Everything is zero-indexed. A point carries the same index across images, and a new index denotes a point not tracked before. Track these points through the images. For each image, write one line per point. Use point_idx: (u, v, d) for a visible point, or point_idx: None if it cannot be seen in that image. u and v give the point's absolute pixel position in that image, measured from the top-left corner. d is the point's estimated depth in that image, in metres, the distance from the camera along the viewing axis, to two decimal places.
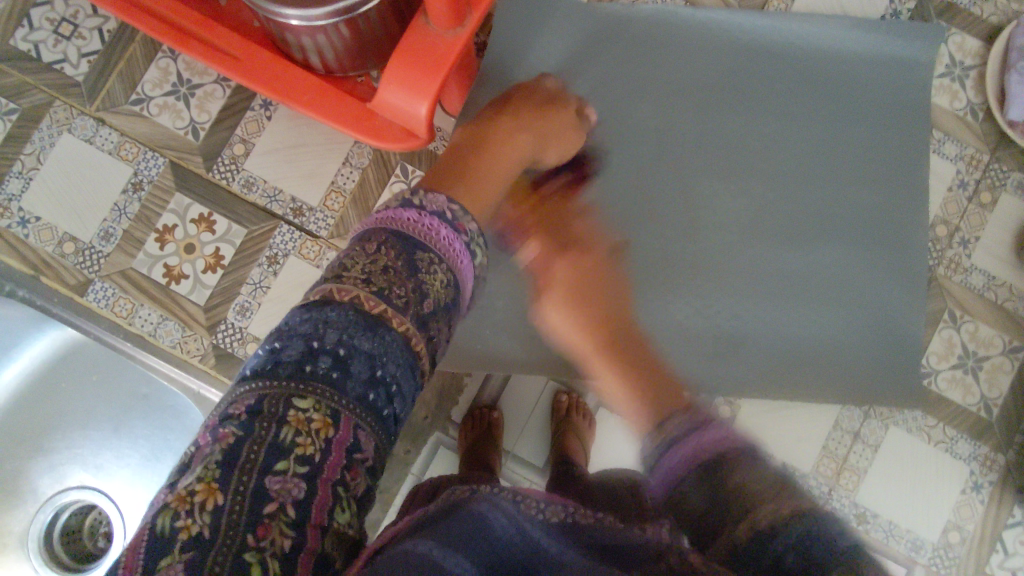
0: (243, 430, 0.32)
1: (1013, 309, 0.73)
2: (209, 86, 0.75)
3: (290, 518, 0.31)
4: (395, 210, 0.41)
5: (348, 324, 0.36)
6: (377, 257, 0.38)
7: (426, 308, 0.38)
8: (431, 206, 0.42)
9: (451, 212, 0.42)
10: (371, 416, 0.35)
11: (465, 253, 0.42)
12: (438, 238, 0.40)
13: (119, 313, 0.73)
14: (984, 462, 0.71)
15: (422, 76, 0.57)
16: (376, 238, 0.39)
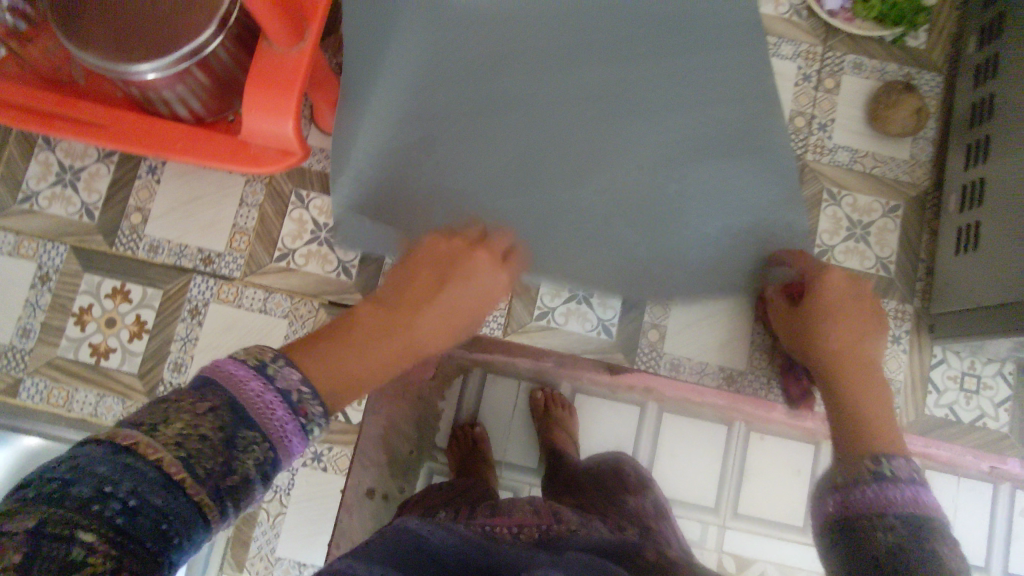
0: (25, 550, 0.22)
1: (882, 174, 0.79)
2: (92, 166, 0.77)
3: None
4: (237, 363, 0.32)
5: (147, 475, 0.26)
6: (198, 421, 0.29)
7: (228, 486, 0.28)
8: (284, 381, 0.33)
9: (300, 392, 0.33)
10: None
11: (298, 432, 0.32)
12: (270, 415, 0.31)
13: (56, 403, 0.73)
14: (897, 315, 0.76)
15: (279, 95, 0.60)
16: (211, 394, 0.30)
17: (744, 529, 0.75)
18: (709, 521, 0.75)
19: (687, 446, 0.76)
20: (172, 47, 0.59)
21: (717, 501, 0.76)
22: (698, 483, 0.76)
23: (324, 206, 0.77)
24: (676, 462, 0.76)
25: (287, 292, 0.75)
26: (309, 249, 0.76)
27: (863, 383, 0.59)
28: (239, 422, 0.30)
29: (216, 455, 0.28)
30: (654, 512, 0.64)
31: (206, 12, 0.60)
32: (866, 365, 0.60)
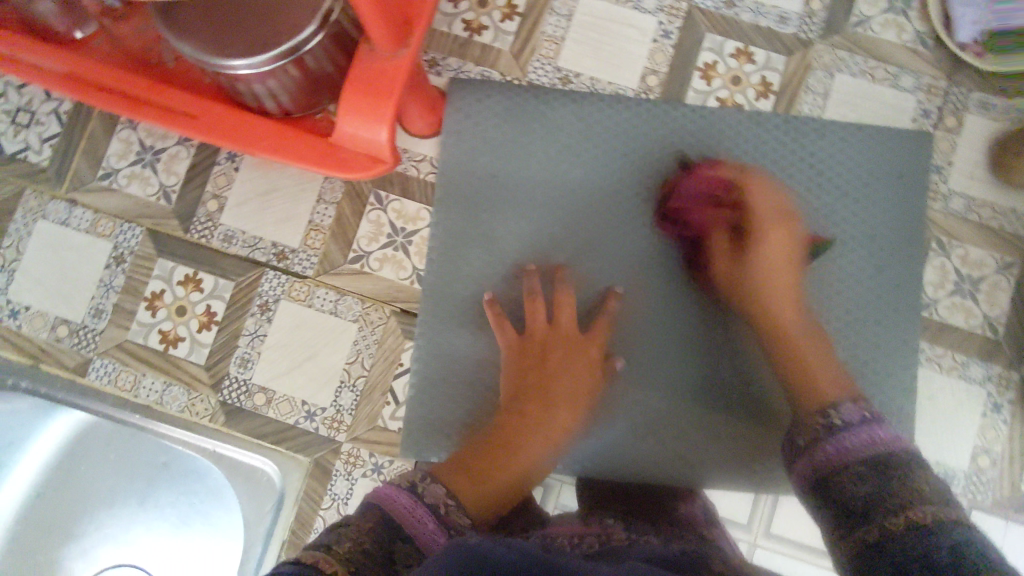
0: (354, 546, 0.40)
1: (999, 226, 0.73)
2: (172, 148, 0.76)
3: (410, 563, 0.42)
4: (393, 489, 0.46)
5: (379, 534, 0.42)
6: (360, 536, 0.41)
7: (398, 548, 0.42)
8: (429, 496, 0.46)
9: (443, 505, 0.46)
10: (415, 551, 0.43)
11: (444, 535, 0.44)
12: (418, 519, 0.44)
13: (123, 387, 0.73)
14: (999, 381, 0.71)
15: (375, 102, 0.58)
16: (391, 520, 0.43)
17: (776, 550, 0.75)
18: (742, 538, 0.75)
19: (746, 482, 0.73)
20: (271, 44, 0.57)
21: (751, 519, 0.75)
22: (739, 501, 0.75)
23: (403, 210, 0.74)
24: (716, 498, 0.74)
25: (359, 296, 0.73)
26: (384, 253, 0.74)
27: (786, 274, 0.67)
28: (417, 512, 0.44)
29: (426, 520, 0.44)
30: (706, 517, 0.63)
31: (308, 8, 0.58)
32: (785, 265, 0.67)
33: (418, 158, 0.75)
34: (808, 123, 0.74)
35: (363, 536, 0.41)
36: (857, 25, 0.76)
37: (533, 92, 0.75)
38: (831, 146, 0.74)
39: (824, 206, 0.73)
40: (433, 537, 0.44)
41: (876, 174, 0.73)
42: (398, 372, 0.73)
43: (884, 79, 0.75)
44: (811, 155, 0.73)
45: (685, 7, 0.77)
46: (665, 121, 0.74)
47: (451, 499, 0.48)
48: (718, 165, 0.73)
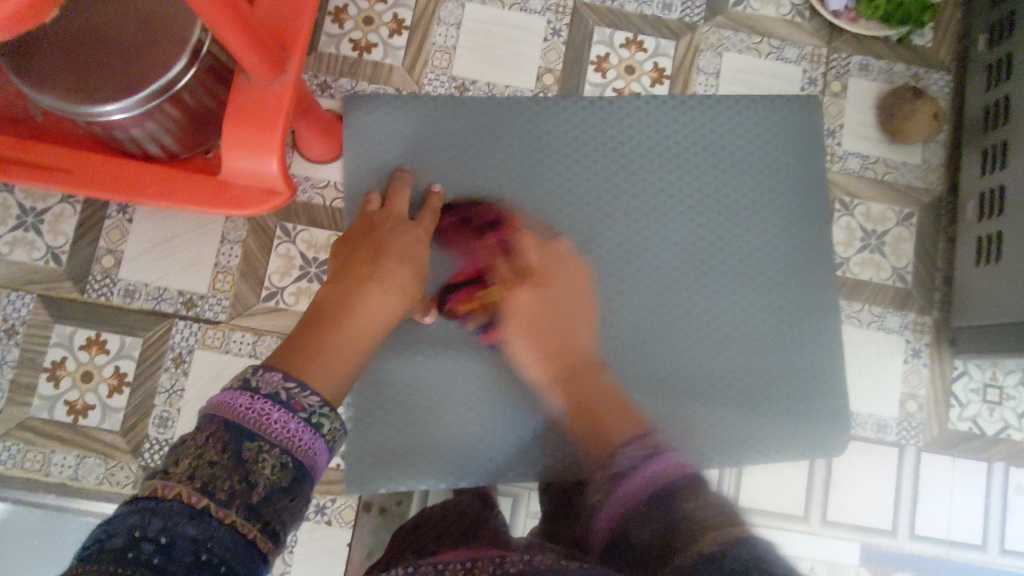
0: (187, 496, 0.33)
1: (894, 180, 0.76)
2: (56, 207, 0.71)
3: (276, 486, 0.36)
4: (230, 391, 0.38)
5: (226, 454, 0.35)
6: (204, 456, 0.35)
7: (254, 494, 0.35)
8: (268, 385, 0.39)
9: (286, 390, 0.40)
10: (280, 468, 0.37)
11: (309, 431, 0.39)
12: (273, 423, 0.38)
13: (32, 468, 0.68)
14: (915, 327, 0.74)
15: (261, 132, 0.55)
16: (226, 424, 0.36)
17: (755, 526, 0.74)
18: None
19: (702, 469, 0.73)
20: (138, 85, 0.54)
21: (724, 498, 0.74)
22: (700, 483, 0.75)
23: (313, 239, 0.72)
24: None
25: (278, 334, 0.70)
26: (299, 286, 0.71)
27: (551, 329, 0.66)
28: (283, 410, 0.39)
29: (291, 417, 0.39)
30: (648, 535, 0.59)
31: (173, 43, 0.55)
32: (547, 318, 0.66)
33: (321, 184, 0.73)
34: (703, 103, 0.75)
35: (204, 454, 0.35)
36: (737, 5, 0.78)
37: (430, 102, 0.73)
38: (728, 122, 0.75)
39: (731, 181, 0.74)
40: (297, 433, 0.38)
41: (774, 144, 0.75)
42: None
43: (769, 54, 0.78)
44: (714, 133, 0.74)
45: (570, 4, 0.77)
46: (565, 118, 0.74)
47: (293, 381, 0.41)
48: (623, 154, 0.74)
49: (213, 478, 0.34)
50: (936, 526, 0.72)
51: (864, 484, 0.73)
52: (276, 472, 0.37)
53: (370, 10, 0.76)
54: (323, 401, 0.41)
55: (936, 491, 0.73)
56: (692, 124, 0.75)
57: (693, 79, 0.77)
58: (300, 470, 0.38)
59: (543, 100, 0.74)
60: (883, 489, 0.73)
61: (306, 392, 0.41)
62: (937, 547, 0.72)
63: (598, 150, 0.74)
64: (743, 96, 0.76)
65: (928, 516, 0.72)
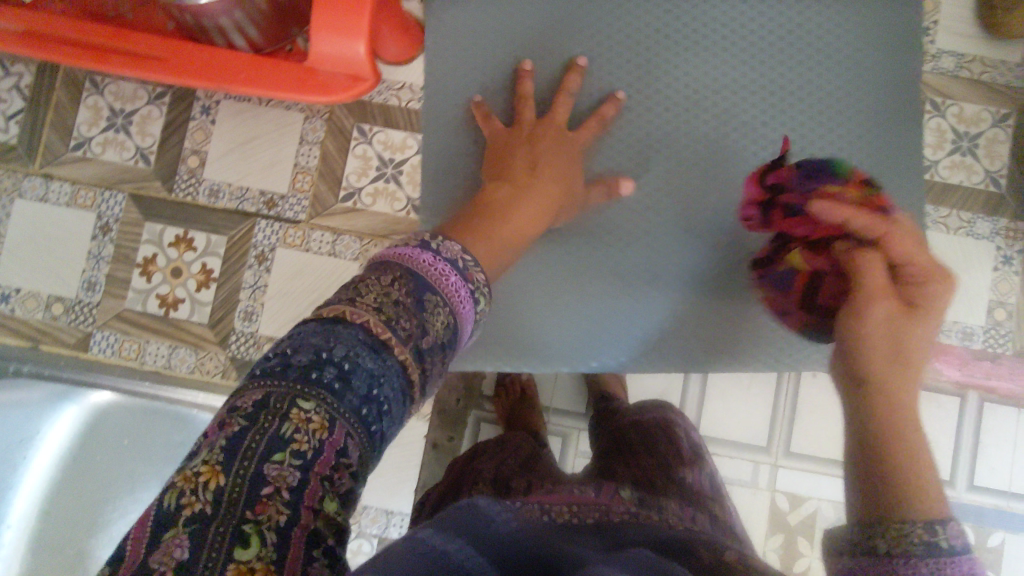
0: (368, 334, 0.30)
1: (991, 80, 0.72)
2: (144, 109, 0.73)
3: (430, 344, 0.33)
4: (411, 248, 0.36)
5: (402, 299, 0.32)
6: (388, 290, 0.32)
7: (425, 344, 0.33)
8: (447, 252, 0.37)
9: (463, 262, 0.37)
10: (443, 330, 0.34)
11: (471, 301, 0.36)
12: (448, 282, 0.35)
13: (129, 356, 0.71)
14: (1006, 235, 0.71)
15: (350, 13, 0.56)
16: (398, 270, 0.34)
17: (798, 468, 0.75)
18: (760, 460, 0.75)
19: (737, 390, 0.75)
20: None
21: (768, 440, 0.75)
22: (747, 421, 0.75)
23: (389, 140, 0.72)
24: (724, 406, 0.75)
25: (356, 234, 0.72)
26: (376, 187, 0.72)
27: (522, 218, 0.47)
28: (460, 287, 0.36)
29: (460, 284, 0.36)
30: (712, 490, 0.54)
31: None
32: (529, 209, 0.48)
33: (397, 86, 0.73)
34: None
35: (389, 287, 0.33)
36: None
37: None
38: None
39: None
40: (462, 299, 0.36)
41: None
42: None
43: None
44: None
45: None
46: None
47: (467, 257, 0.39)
48: None
49: (397, 308, 0.32)
50: (999, 479, 0.71)
51: (928, 429, 0.72)
52: (443, 329, 0.34)
53: None
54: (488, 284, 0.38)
55: (998, 440, 0.71)
56: None
57: None
58: (456, 337, 0.35)
59: None
60: (944, 433, 0.72)
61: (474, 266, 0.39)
62: (998, 498, 0.71)
63: None
64: None
65: (990, 466, 0.71)
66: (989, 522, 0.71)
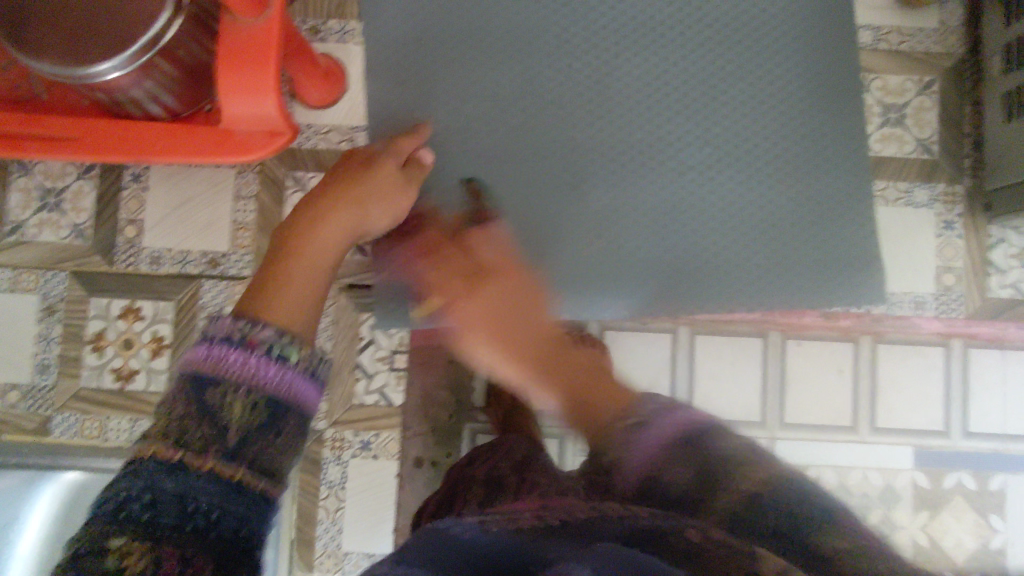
0: (195, 415, 0.32)
1: (910, 49, 0.72)
2: (73, 184, 0.72)
3: (245, 438, 0.32)
4: (192, 351, 0.33)
5: (196, 399, 0.32)
6: (174, 411, 0.32)
7: (234, 442, 0.32)
8: (220, 330, 0.34)
9: (242, 329, 0.34)
10: (268, 428, 0.33)
11: (279, 369, 0.34)
12: (234, 366, 0.33)
13: (91, 434, 0.71)
14: (946, 200, 0.71)
15: (255, 73, 0.55)
16: (192, 382, 0.33)
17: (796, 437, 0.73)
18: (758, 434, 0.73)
19: (726, 362, 0.73)
20: (129, 41, 0.55)
21: (763, 413, 0.73)
22: (741, 396, 0.73)
23: None
24: (716, 382, 0.73)
25: None
26: None
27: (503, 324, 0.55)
28: (243, 361, 0.33)
29: (250, 360, 0.34)
30: None
31: None
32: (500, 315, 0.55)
33: (325, 129, 0.72)
34: None
35: (174, 405, 0.32)
36: None
37: None
38: None
39: None
40: (267, 376, 0.34)
41: None
42: (361, 346, 0.72)
43: None
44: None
45: None
46: None
47: (245, 321, 0.35)
48: None
49: (224, 399, 0.32)
50: (991, 422, 0.72)
51: (914, 381, 0.73)
52: (252, 415, 0.33)
53: None
54: (281, 334, 0.35)
55: (988, 382, 0.72)
56: None
57: None
58: (278, 410, 0.34)
59: None
60: (933, 388, 0.73)
61: (261, 326, 0.35)
62: (993, 441, 0.72)
63: None
64: None
65: (981, 411, 0.72)
66: (993, 467, 0.72)
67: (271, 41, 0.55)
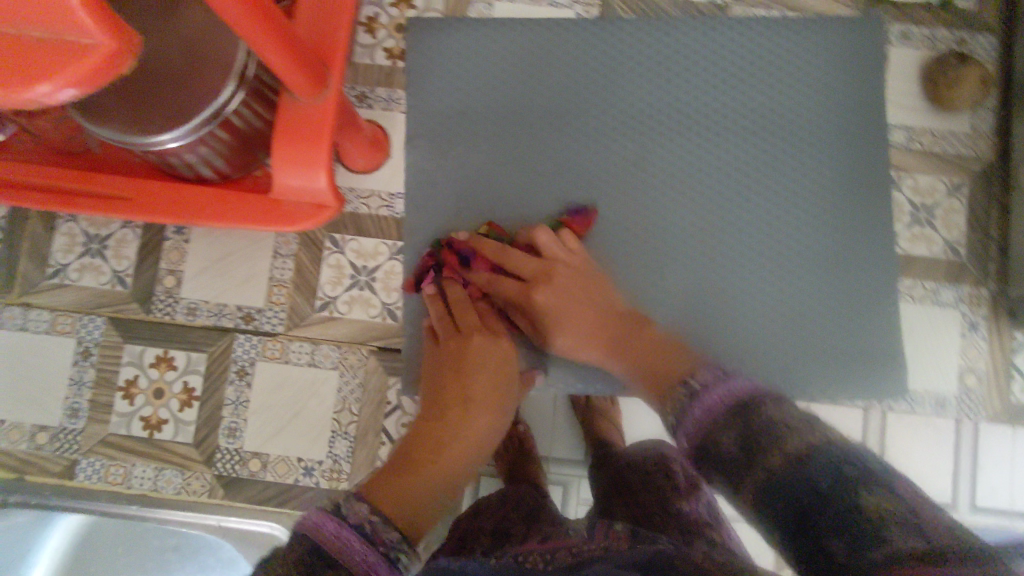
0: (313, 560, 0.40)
1: (942, 151, 0.74)
2: (118, 233, 0.74)
3: None
4: (319, 515, 0.43)
5: (311, 555, 0.40)
6: (296, 555, 0.40)
7: None
8: (354, 515, 0.44)
9: (371, 523, 0.44)
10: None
11: (378, 561, 0.42)
12: (348, 547, 0.41)
13: (115, 481, 0.72)
14: (971, 301, 0.72)
15: (310, 150, 0.57)
16: (314, 542, 0.41)
17: None
18: None
19: None
20: (191, 112, 0.56)
21: None
22: None
23: (361, 248, 0.74)
24: None
25: (335, 343, 0.73)
26: (351, 295, 0.73)
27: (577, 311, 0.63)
28: (350, 538, 0.42)
29: (358, 543, 0.42)
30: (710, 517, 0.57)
31: (220, 69, 0.57)
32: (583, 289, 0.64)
33: (366, 194, 0.74)
34: (747, 74, 0.73)
35: (296, 555, 0.40)
36: None
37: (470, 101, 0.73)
38: (775, 93, 0.72)
39: (784, 158, 0.71)
40: (369, 562, 0.41)
41: (821, 115, 0.72)
42: (387, 411, 0.72)
43: (817, 20, 0.74)
44: (766, 109, 0.72)
45: None
46: (607, 105, 0.72)
47: (376, 516, 0.45)
48: (666, 137, 0.72)
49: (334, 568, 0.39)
50: (999, 500, 0.71)
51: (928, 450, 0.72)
52: None
53: (401, 17, 0.77)
54: (399, 538, 0.45)
55: (997, 459, 0.72)
56: (740, 104, 0.72)
57: (735, 44, 0.74)
58: None
59: (574, 89, 0.73)
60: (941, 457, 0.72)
61: (386, 526, 0.45)
62: (999, 518, 0.71)
63: (635, 133, 0.72)
64: (799, 74, 0.73)
65: (989, 489, 0.71)
66: None
67: (327, 118, 0.57)
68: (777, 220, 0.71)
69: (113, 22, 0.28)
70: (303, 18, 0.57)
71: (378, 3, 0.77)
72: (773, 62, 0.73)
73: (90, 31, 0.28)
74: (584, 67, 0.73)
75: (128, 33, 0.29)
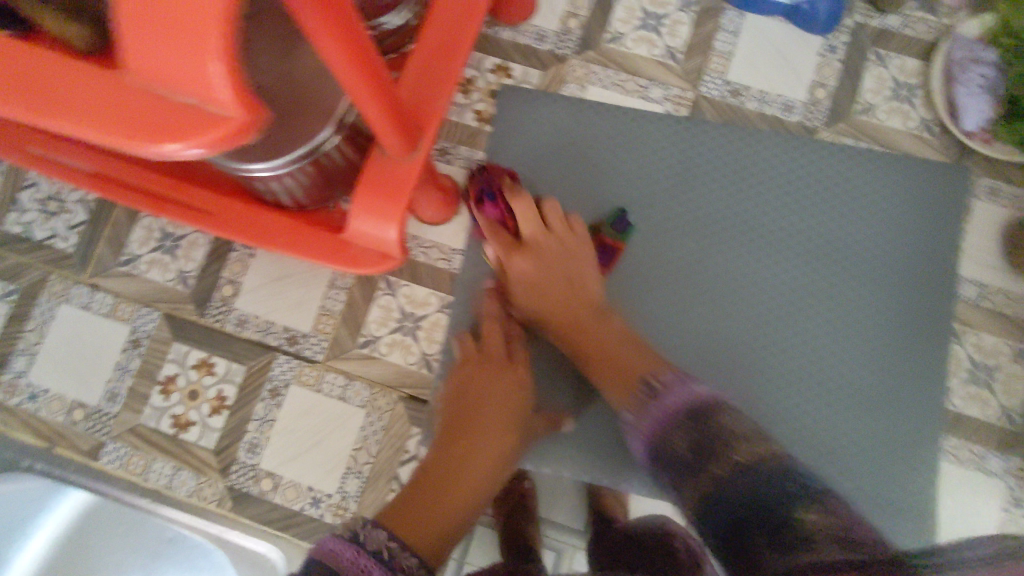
0: None
1: (1013, 315, 0.72)
2: (191, 235, 0.78)
3: None
4: (340, 542, 0.41)
5: None
6: None
7: None
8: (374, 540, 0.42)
9: (388, 549, 0.42)
10: None
11: None
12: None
13: (134, 471, 0.74)
14: (1019, 475, 0.69)
15: (388, 204, 0.59)
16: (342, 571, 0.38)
17: None
18: None
19: None
20: (287, 147, 0.60)
21: None
22: None
23: (412, 295, 0.75)
24: None
25: (368, 381, 0.74)
26: (394, 338, 0.75)
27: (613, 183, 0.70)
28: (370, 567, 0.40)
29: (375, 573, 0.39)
30: None
31: (322, 113, 0.60)
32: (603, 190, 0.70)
33: (428, 245, 0.76)
34: (823, 200, 0.73)
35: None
36: (863, 113, 0.77)
37: (546, 175, 0.75)
38: (849, 226, 0.72)
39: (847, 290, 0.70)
40: None
41: (891, 255, 0.71)
42: (403, 459, 0.72)
43: (905, 160, 0.74)
44: (836, 239, 0.71)
45: (691, 97, 0.78)
46: (678, 205, 0.73)
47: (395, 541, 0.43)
48: (732, 246, 0.72)
49: None
50: None
51: None
52: None
53: (496, 84, 0.80)
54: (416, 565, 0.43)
55: None
56: (811, 229, 0.72)
57: (821, 172, 0.73)
58: None
59: (650, 183, 0.74)
60: None
61: (405, 553, 0.43)
62: None
63: (701, 237, 0.72)
64: (878, 213, 0.72)
65: None
66: None
67: (411, 175, 0.59)
68: (828, 352, 0.69)
69: (250, 99, 0.31)
70: (408, 80, 0.60)
71: (478, 67, 0.80)
72: (852, 193, 0.73)
73: (229, 103, 0.30)
74: (662, 164, 0.74)
75: (261, 110, 0.32)
